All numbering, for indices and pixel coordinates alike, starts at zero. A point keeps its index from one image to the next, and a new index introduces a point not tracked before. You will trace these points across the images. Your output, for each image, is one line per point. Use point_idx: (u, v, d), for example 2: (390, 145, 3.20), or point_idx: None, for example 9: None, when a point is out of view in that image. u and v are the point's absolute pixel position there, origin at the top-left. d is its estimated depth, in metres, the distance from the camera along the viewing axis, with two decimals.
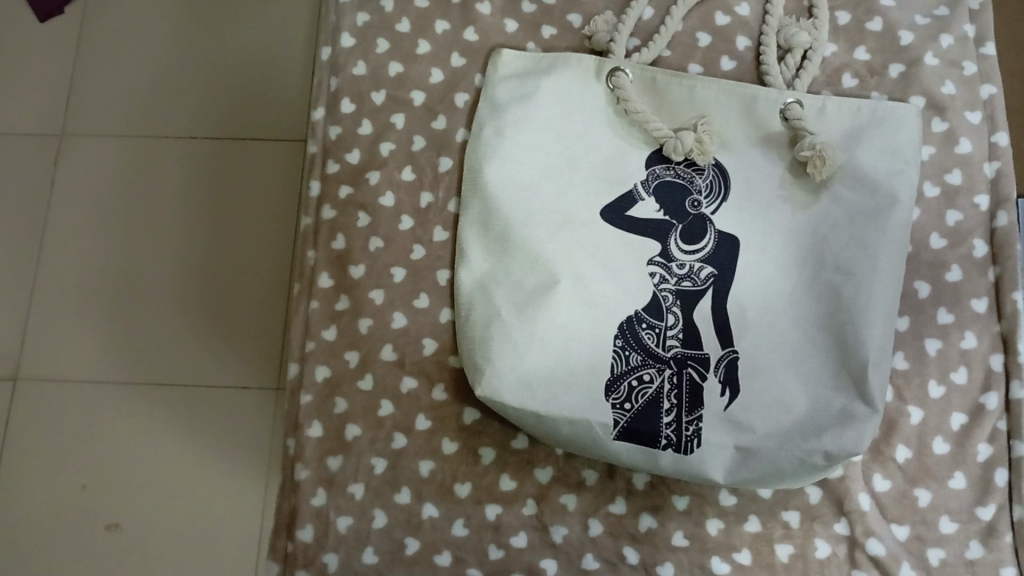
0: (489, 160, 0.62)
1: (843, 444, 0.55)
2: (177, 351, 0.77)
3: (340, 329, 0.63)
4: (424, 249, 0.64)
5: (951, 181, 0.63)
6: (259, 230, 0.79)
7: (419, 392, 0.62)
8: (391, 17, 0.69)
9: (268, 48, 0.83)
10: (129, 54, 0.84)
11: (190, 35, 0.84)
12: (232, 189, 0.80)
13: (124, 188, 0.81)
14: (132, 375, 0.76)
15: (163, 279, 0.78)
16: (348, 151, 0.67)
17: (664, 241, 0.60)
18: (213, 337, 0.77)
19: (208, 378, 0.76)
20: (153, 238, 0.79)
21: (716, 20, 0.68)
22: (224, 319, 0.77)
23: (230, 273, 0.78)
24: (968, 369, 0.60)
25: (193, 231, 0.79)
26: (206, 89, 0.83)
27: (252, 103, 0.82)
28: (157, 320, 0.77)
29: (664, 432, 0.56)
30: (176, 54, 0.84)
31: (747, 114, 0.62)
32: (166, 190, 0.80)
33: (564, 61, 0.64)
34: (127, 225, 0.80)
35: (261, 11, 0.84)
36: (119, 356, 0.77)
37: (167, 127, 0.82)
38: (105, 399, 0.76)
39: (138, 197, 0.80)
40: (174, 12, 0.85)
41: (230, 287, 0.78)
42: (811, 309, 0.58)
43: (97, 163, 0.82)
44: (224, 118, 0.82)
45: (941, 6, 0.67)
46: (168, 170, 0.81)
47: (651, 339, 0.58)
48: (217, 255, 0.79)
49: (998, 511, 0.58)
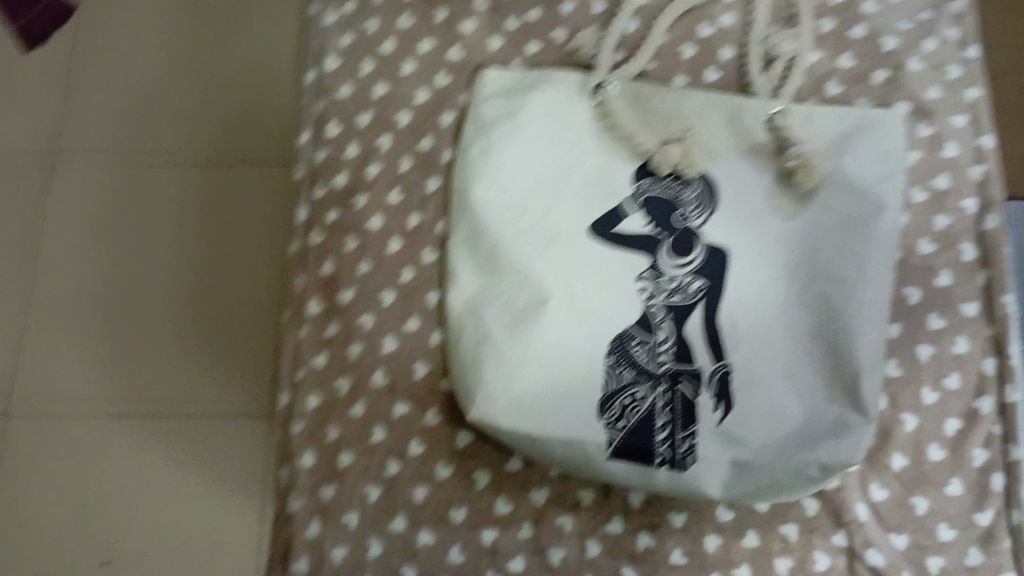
0: (475, 180, 0.62)
1: (838, 455, 0.55)
2: (171, 381, 0.76)
3: (331, 354, 0.63)
4: (413, 272, 0.64)
5: (938, 185, 0.63)
6: (249, 252, 0.79)
7: (412, 416, 0.62)
8: (374, 38, 0.69)
9: (253, 70, 0.83)
10: (116, 80, 0.84)
11: (177, 61, 0.84)
12: (223, 214, 0.80)
13: (113, 216, 0.80)
14: (127, 407, 0.76)
15: (155, 305, 0.78)
16: (336, 174, 0.66)
17: (654, 255, 0.59)
18: (208, 367, 0.77)
19: (205, 407, 0.76)
20: (143, 266, 0.79)
21: (699, 32, 0.68)
22: (217, 343, 0.77)
23: (221, 299, 0.78)
24: (961, 374, 0.60)
25: (184, 258, 0.79)
26: (192, 112, 0.82)
27: (240, 129, 0.82)
28: (150, 347, 0.77)
29: (659, 449, 0.56)
30: (162, 81, 0.83)
31: (732, 126, 0.62)
32: (156, 218, 0.80)
33: (548, 78, 0.64)
34: (117, 251, 0.80)
35: (246, 35, 0.84)
36: (116, 387, 0.77)
37: (155, 153, 0.82)
38: (102, 429, 0.76)
39: (128, 226, 0.80)
40: (161, 38, 0.85)
41: (223, 311, 0.78)
42: (803, 318, 0.58)
43: (86, 192, 0.81)
44: (213, 144, 0.81)
45: (923, 9, 0.67)
46: (158, 198, 0.81)
47: (643, 355, 0.58)
48: (208, 282, 0.78)
49: (997, 517, 0.57)
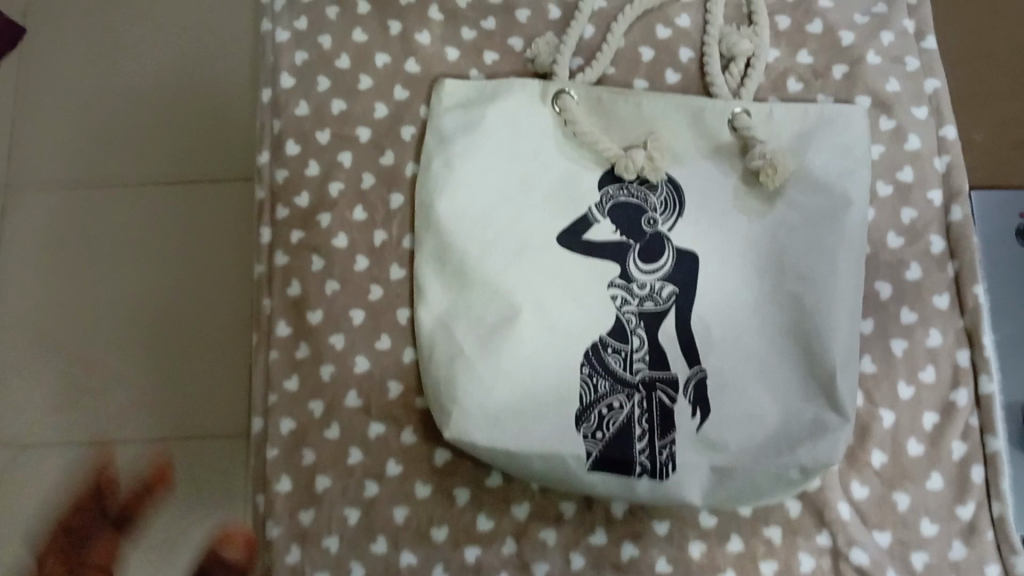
0: (440, 194, 0.61)
1: (818, 456, 0.55)
2: (136, 405, 0.69)
3: (302, 377, 0.62)
4: (382, 289, 0.63)
5: (903, 178, 0.63)
6: (215, 260, 0.71)
7: (388, 436, 0.61)
8: (330, 53, 0.68)
9: (206, 59, 0.75)
10: (58, 77, 0.76)
11: (123, 50, 0.76)
12: (182, 221, 0.72)
13: (61, 227, 0.72)
14: (89, 438, 0.68)
15: (113, 324, 0.70)
16: (296, 194, 0.65)
17: (624, 262, 0.59)
18: (175, 386, 0.69)
19: (174, 432, 0.68)
20: (98, 279, 0.71)
21: (657, 33, 0.67)
22: (183, 363, 0.69)
23: (185, 313, 0.70)
24: (936, 367, 0.60)
25: (143, 268, 0.71)
26: (143, 109, 0.74)
27: (196, 120, 0.74)
28: (109, 372, 0.69)
29: (638, 458, 0.56)
30: (109, 73, 0.75)
31: (695, 127, 0.61)
32: (110, 225, 0.72)
33: (508, 87, 0.63)
34: (68, 266, 0.71)
35: (195, 17, 0.76)
36: (76, 416, 0.69)
37: (104, 157, 0.74)
38: (62, 465, 0.68)
39: (78, 236, 0.72)
40: (105, 28, 0.77)
41: (188, 327, 0.70)
42: (776, 318, 0.58)
43: (31, 201, 0.73)
44: (166, 140, 0.74)
45: (879, 2, 0.67)
46: (112, 202, 0.72)
47: (618, 364, 0.57)
48: (171, 293, 0.70)
49: (977, 508, 0.58)
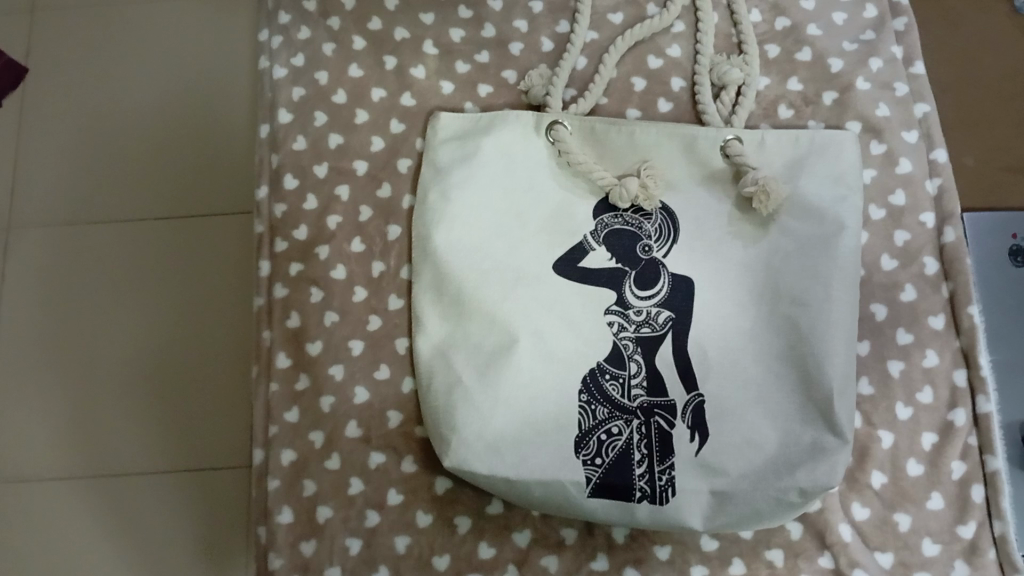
0: (437, 225, 0.62)
1: (817, 479, 0.55)
2: (138, 433, 0.69)
3: (303, 408, 0.62)
4: (381, 319, 0.63)
5: (895, 201, 0.64)
6: (215, 292, 0.72)
7: (388, 465, 0.61)
8: (327, 88, 0.69)
9: (205, 94, 0.77)
10: (61, 115, 0.77)
11: (127, 86, 0.77)
12: (183, 254, 0.73)
13: (65, 260, 0.73)
14: (91, 468, 0.68)
15: (114, 357, 0.70)
16: (295, 227, 0.66)
17: (619, 288, 0.59)
18: (175, 414, 0.69)
19: (176, 460, 0.68)
20: (100, 310, 0.71)
21: (649, 64, 0.68)
22: (183, 394, 0.69)
23: (186, 345, 0.70)
24: (933, 388, 0.60)
25: (146, 298, 0.72)
26: (143, 145, 0.75)
27: (197, 152, 0.75)
28: (109, 404, 0.69)
29: (638, 484, 0.56)
30: (113, 108, 0.77)
31: (688, 155, 0.62)
32: (113, 257, 0.73)
33: (503, 119, 0.64)
34: (70, 299, 0.72)
35: (197, 53, 0.78)
36: (78, 446, 0.68)
37: (105, 192, 0.75)
38: (64, 496, 0.68)
39: (81, 268, 0.73)
40: (109, 64, 0.78)
41: (189, 359, 0.70)
42: (772, 342, 0.58)
43: (36, 234, 0.74)
44: (168, 172, 0.75)
45: (867, 30, 0.68)
46: (115, 234, 0.73)
47: (616, 390, 0.58)
48: (173, 323, 0.71)
49: (979, 528, 0.57)
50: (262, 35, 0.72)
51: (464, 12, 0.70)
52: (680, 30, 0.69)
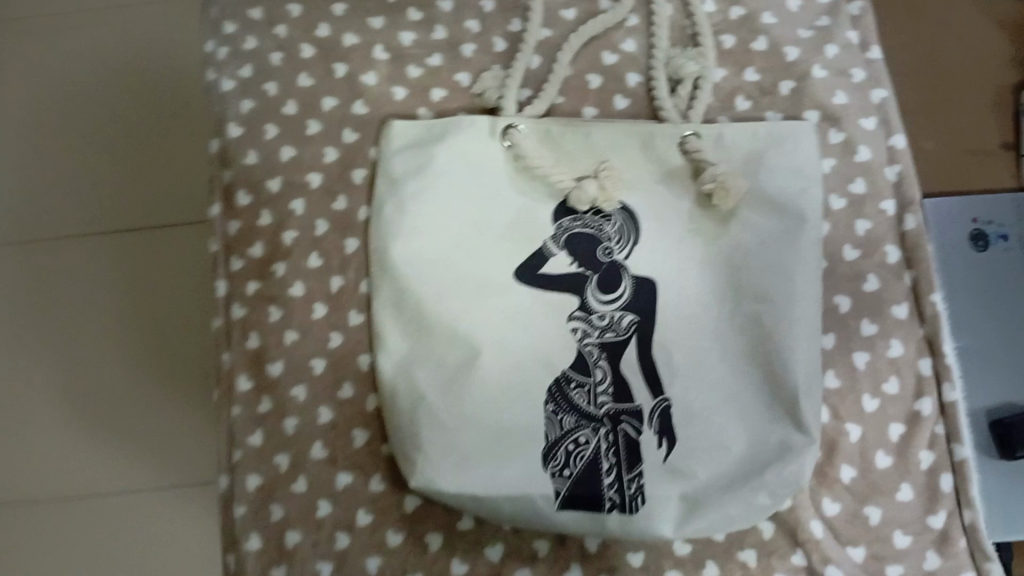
0: (394, 238, 0.61)
1: (786, 480, 0.55)
2: (145, 445, 0.75)
3: (267, 432, 0.62)
4: (342, 336, 0.63)
5: (855, 190, 0.63)
6: (202, 314, 0.78)
7: (357, 485, 0.60)
8: (276, 100, 0.67)
9: (186, 125, 0.83)
10: (66, 151, 0.83)
11: (117, 120, 0.83)
12: (173, 279, 0.79)
13: (54, 298, 0.79)
14: (110, 482, 0.75)
15: (121, 376, 0.77)
16: (251, 245, 0.65)
17: (582, 294, 0.59)
18: (171, 415, 0.76)
19: (178, 468, 0.75)
20: (105, 332, 0.78)
21: (603, 60, 0.67)
22: (181, 409, 0.76)
23: (181, 364, 0.77)
24: (899, 378, 0.60)
25: (126, 320, 0.78)
26: (137, 177, 0.82)
27: (158, 175, 0.82)
28: (119, 418, 0.76)
29: (607, 494, 0.56)
30: (109, 142, 0.83)
31: (646, 154, 0.62)
32: (112, 282, 0.79)
33: (457, 124, 0.62)
34: (77, 323, 0.78)
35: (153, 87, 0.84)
36: (92, 466, 0.75)
37: (104, 223, 0.81)
38: (93, 511, 0.75)
39: (69, 303, 0.79)
40: (107, 99, 0.84)
41: (183, 378, 0.76)
42: (737, 342, 0.58)
43: (44, 260, 0.80)
44: (134, 200, 0.81)
45: (822, 16, 0.67)
46: (95, 266, 0.80)
47: (582, 398, 0.57)
48: (168, 342, 0.77)
49: (949, 518, 0.57)
50: (207, 46, 0.70)
51: (414, 15, 0.69)
52: (634, 24, 0.68)
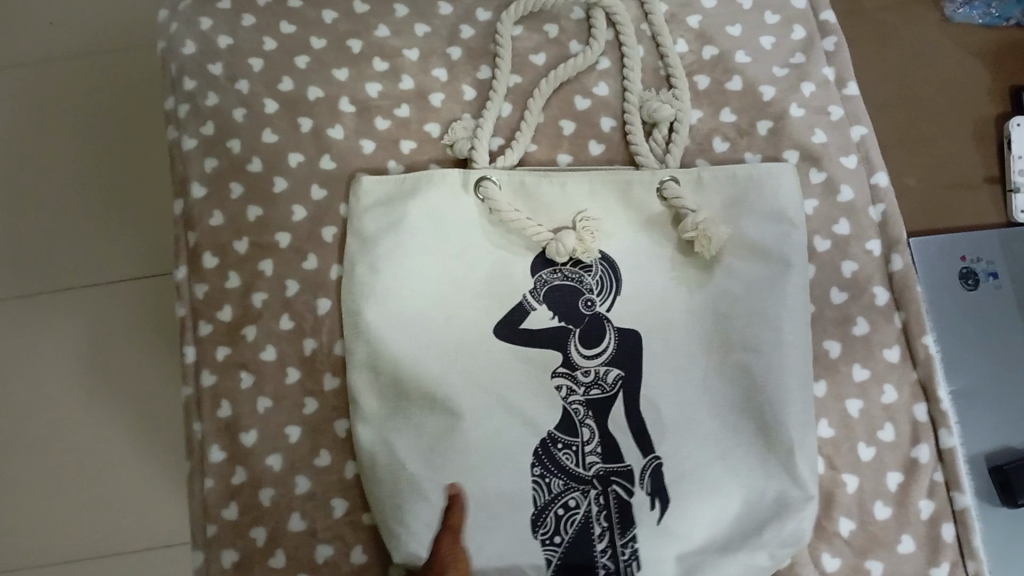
0: (368, 302, 0.58)
1: (786, 539, 0.54)
2: (105, 506, 0.71)
3: (241, 505, 0.59)
4: (317, 401, 0.60)
5: (839, 231, 0.62)
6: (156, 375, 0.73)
7: (337, 558, 0.58)
8: (241, 157, 0.65)
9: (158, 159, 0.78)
10: (54, 168, 0.77)
11: (102, 143, 0.78)
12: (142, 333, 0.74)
13: (39, 334, 0.74)
14: (85, 536, 0.71)
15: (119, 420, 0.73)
16: (219, 308, 0.62)
17: (565, 349, 0.56)
18: (145, 462, 0.72)
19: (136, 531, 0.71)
20: (102, 374, 0.73)
21: (576, 104, 0.66)
22: (139, 473, 0.72)
23: (161, 422, 0.73)
24: (894, 425, 0.58)
25: (121, 363, 0.73)
26: (125, 209, 0.76)
27: (130, 202, 0.77)
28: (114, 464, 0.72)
29: (600, 560, 0.54)
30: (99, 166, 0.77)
31: (625, 203, 0.59)
32: (104, 323, 0.74)
33: (429, 178, 0.60)
34: (78, 353, 0.74)
35: (107, 119, 0.78)
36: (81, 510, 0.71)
37: (95, 252, 0.75)
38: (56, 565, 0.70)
39: (44, 340, 0.74)
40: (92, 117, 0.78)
41: (154, 438, 0.73)
42: (727, 394, 0.56)
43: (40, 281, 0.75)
44: (113, 235, 0.76)
45: (796, 52, 0.66)
46: (89, 299, 0.75)
47: (570, 460, 0.55)
48: (156, 396, 0.73)
49: (953, 569, 0.56)
50: (167, 104, 0.68)
51: (379, 65, 0.67)
52: (606, 67, 0.66)
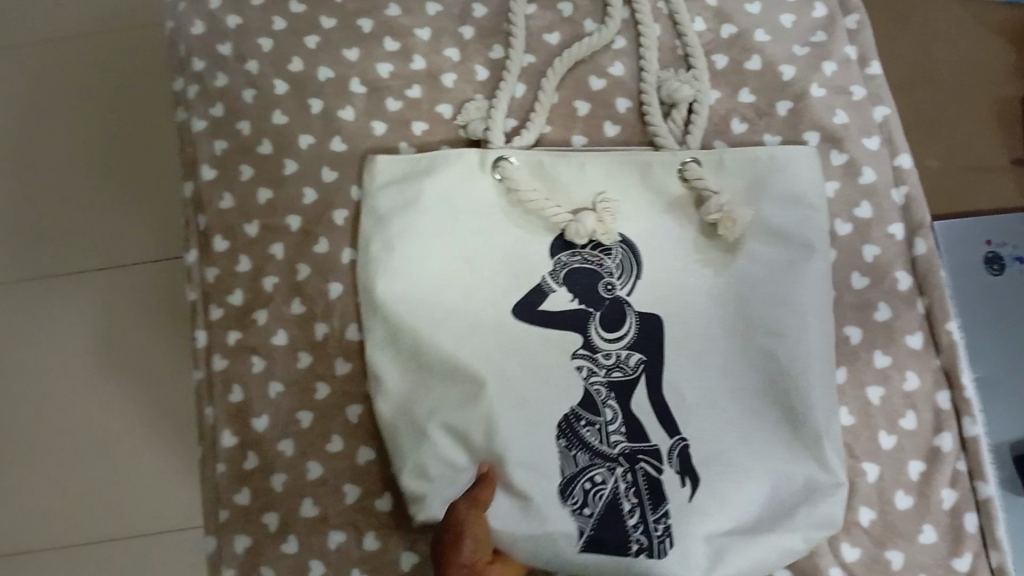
0: (383, 280, 0.57)
1: (817, 523, 0.53)
2: (114, 489, 0.71)
3: (253, 490, 0.59)
4: (329, 386, 0.60)
5: (860, 214, 0.60)
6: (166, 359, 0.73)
7: (349, 545, 0.57)
8: (250, 139, 0.64)
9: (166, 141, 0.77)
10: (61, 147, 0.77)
11: (109, 121, 0.78)
12: (151, 315, 0.74)
13: (49, 317, 0.74)
14: (95, 521, 0.70)
15: (126, 404, 0.72)
16: (230, 292, 0.62)
17: (584, 331, 0.56)
18: (153, 447, 0.71)
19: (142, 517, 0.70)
20: (111, 356, 0.73)
21: (590, 85, 0.64)
22: (148, 458, 0.71)
23: (167, 406, 0.72)
24: (916, 412, 0.57)
25: (130, 346, 0.73)
26: (130, 190, 0.76)
27: (138, 185, 0.76)
28: (121, 448, 0.71)
29: (632, 536, 0.52)
30: (104, 144, 0.77)
31: (644, 185, 0.58)
32: (112, 305, 0.74)
33: (445, 158, 0.59)
34: (87, 336, 0.73)
35: (116, 100, 0.78)
36: (90, 493, 0.70)
37: (103, 235, 0.75)
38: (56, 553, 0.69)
39: (54, 323, 0.74)
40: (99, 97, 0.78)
41: (162, 423, 0.72)
42: (750, 378, 0.55)
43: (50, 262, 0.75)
44: (117, 216, 0.76)
45: (817, 30, 0.64)
46: (100, 281, 0.74)
47: (594, 437, 0.54)
48: (163, 380, 0.73)
49: (976, 559, 0.55)
50: (176, 85, 0.67)
51: (390, 45, 0.66)
52: (621, 46, 0.65)
